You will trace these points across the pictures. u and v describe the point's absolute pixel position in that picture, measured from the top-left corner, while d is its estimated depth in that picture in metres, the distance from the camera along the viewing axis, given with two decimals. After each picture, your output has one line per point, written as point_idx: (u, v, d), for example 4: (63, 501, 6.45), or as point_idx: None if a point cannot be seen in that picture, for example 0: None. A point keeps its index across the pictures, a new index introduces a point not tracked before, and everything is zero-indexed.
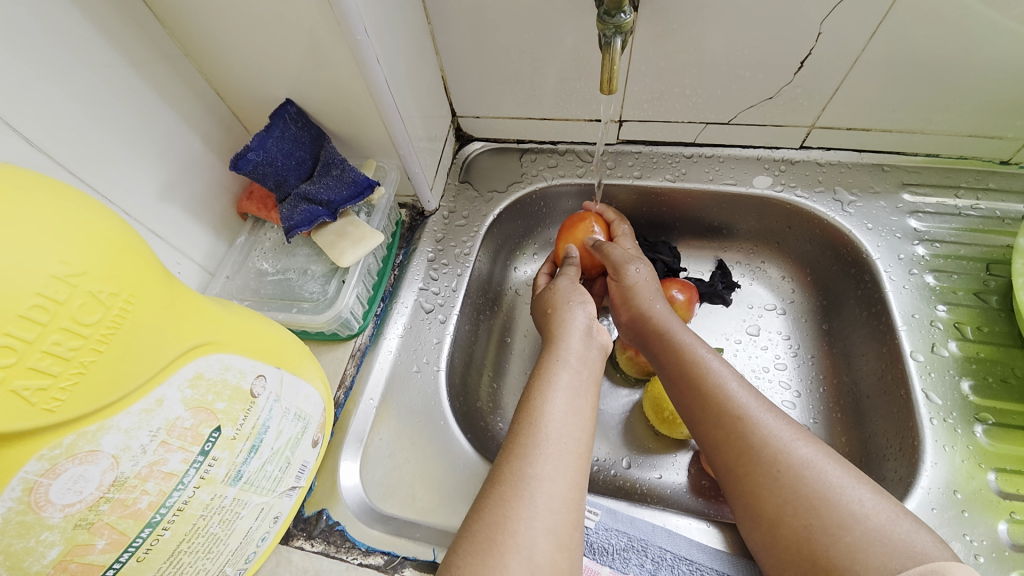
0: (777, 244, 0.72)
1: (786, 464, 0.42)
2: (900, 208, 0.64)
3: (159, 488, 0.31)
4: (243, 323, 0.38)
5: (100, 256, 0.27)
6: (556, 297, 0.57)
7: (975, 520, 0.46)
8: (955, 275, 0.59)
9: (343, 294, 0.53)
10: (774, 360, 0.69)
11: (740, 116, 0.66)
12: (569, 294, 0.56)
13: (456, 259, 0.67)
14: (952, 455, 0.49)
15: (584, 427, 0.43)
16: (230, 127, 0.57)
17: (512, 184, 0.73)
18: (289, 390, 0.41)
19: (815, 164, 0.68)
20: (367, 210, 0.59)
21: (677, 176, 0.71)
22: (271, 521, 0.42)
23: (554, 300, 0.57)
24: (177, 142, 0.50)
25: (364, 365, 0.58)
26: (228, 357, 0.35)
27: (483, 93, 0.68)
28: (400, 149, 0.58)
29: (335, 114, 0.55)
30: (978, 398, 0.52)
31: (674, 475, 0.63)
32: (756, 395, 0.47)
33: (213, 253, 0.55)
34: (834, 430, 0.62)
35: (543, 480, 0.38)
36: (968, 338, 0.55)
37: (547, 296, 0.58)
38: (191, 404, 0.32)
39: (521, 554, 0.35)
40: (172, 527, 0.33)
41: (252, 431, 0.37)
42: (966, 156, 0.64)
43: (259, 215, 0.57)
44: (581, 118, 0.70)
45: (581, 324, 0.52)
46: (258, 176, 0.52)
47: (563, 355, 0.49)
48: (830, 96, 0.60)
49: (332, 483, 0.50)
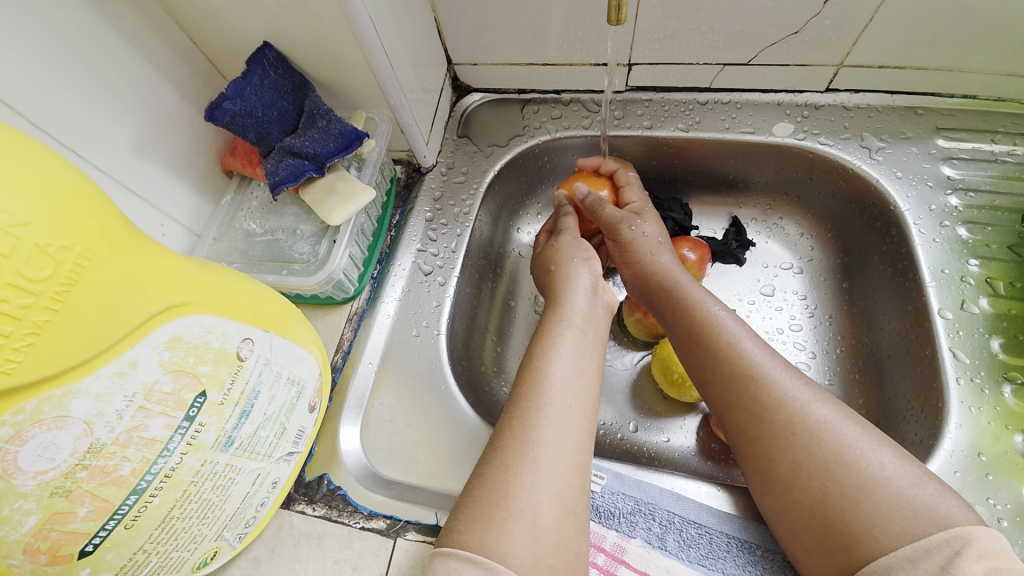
0: (796, 198, 0.68)
1: (802, 427, 0.40)
2: (933, 155, 0.59)
3: (142, 454, 0.30)
4: (222, 283, 0.35)
5: (48, 204, 0.24)
6: (559, 253, 0.54)
7: (998, 482, 0.44)
8: (989, 227, 0.55)
9: (335, 254, 0.51)
10: (789, 321, 0.66)
11: (761, 56, 0.60)
12: (574, 250, 0.53)
13: (455, 218, 0.64)
14: (977, 417, 0.47)
15: (589, 389, 0.41)
16: (206, 78, 0.53)
17: (514, 138, 0.69)
18: (280, 354, 0.39)
19: (842, 108, 0.62)
20: (358, 164, 0.55)
21: (691, 126, 0.66)
22: (269, 486, 0.41)
23: (556, 258, 0.53)
24: (149, 93, 0.46)
25: (361, 330, 0.56)
26: (210, 320, 0.33)
27: (480, 37, 0.63)
28: (390, 99, 0.54)
29: (318, 60, 0.50)
30: (1007, 356, 0.49)
31: (682, 439, 0.62)
32: (771, 355, 0.45)
33: (198, 214, 0.53)
34: (850, 392, 0.60)
35: (546, 444, 0.37)
36: (1000, 294, 0.52)
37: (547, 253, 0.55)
38: (170, 367, 0.30)
39: (525, 520, 0.34)
40: (161, 493, 0.32)
41: (241, 396, 0.35)
42: (1005, 98, 0.58)
43: (245, 172, 0.54)
44: (587, 63, 0.64)
45: (586, 282, 0.49)
46: (238, 129, 0.49)
47: (568, 315, 0.46)
48: (863, 30, 0.54)
49: (332, 449, 0.50)
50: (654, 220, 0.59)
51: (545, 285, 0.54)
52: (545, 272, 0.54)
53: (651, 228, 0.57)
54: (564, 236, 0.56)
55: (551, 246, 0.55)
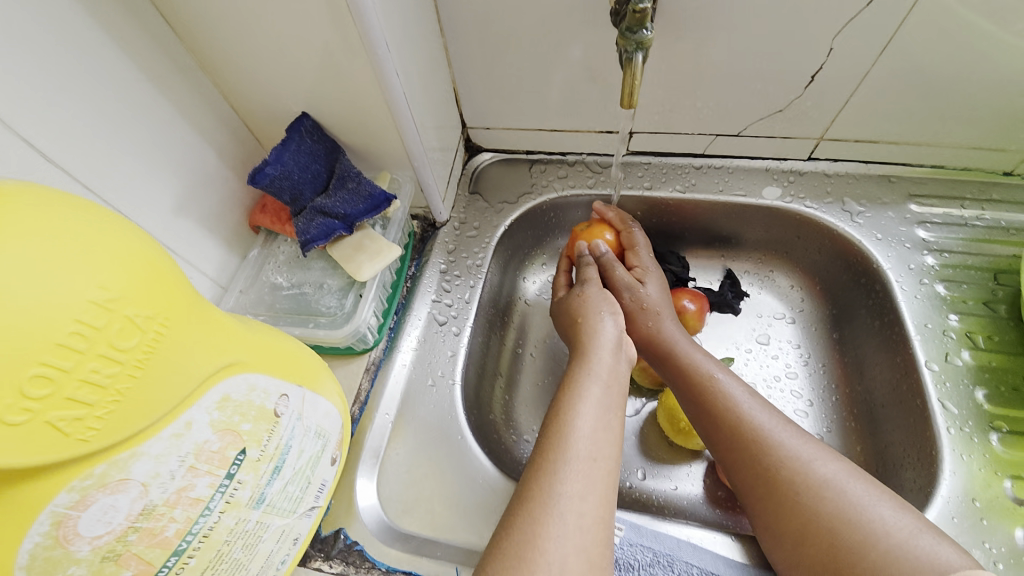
0: (785, 254, 0.73)
1: (804, 485, 0.42)
2: (908, 219, 0.65)
3: (186, 514, 0.31)
4: (266, 342, 0.37)
5: (137, 279, 0.26)
6: (586, 303, 0.57)
7: (993, 526, 0.46)
8: (965, 285, 0.60)
9: (361, 308, 0.53)
10: (785, 369, 0.69)
11: (750, 128, 0.66)
12: (601, 302, 0.56)
13: (468, 270, 0.67)
14: (969, 463, 0.49)
15: (613, 444, 0.43)
16: (243, 140, 0.56)
17: (523, 196, 0.73)
18: (311, 408, 0.41)
19: (823, 175, 0.69)
20: (383, 223, 0.58)
21: (687, 188, 0.71)
22: (290, 542, 0.41)
23: (582, 309, 0.56)
24: (191, 156, 0.50)
25: (378, 379, 0.58)
26: (255, 377, 0.34)
27: (495, 105, 0.68)
28: (415, 162, 0.58)
29: (350, 127, 0.54)
30: (992, 406, 0.52)
31: (690, 486, 0.63)
32: (771, 415, 0.48)
33: (225, 267, 0.55)
34: (848, 439, 0.63)
35: (571, 499, 0.38)
36: (980, 347, 0.56)
37: (573, 304, 0.58)
38: (219, 427, 0.32)
39: (552, 573, 0.34)
40: (198, 554, 0.32)
41: (275, 452, 0.36)
42: (970, 168, 0.65)
43: (273, 228, 0.57)
44: (592, 129, 0.70)
45: (611, 337, 0.52)
46: (274, 190, 0.52)
47: (595, 370, 0.48)
48: (839, 109, 0.61)
49: (349, 503, 0.50)
50: (654, 281, 0.63)
51: (570, 336, 0.57)
52: (569, 323, 0.57)
53: (651, 292, 0.61)
54: (589, 286, 0.60)
55: (577, 296, 0.58)
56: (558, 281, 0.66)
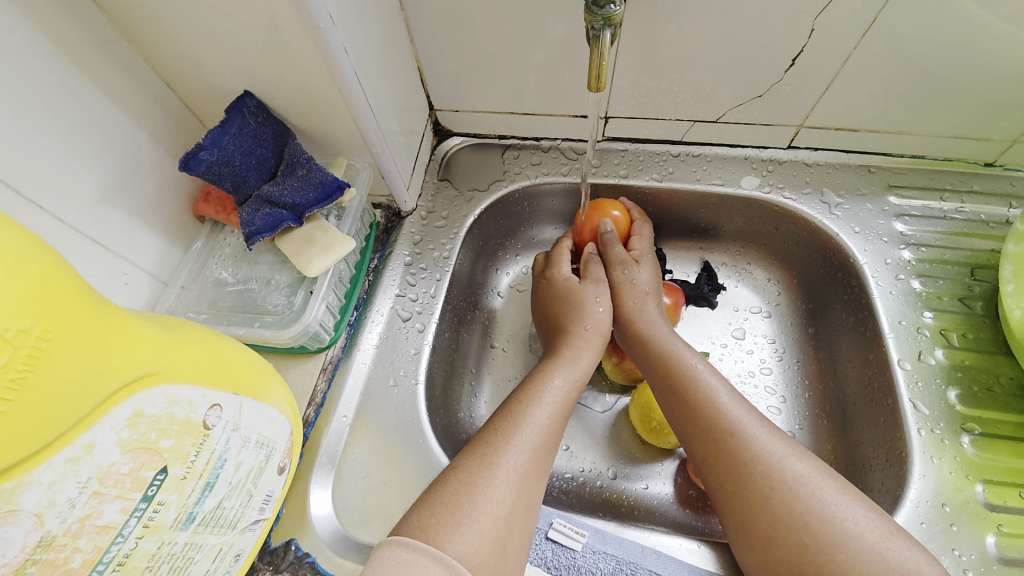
0: (763, 246, 0.71)
1: (779, 482, 0.40)
2: (887, 212, 0.63)
3: (95, 543, 0.29)
4: (194, 346, 0.35)
5: (8, 291, 0.24)
6: (597, 316, 0.56)
7: (962, 533, 0.46)
8: (941, 280, 0.59)
9: (311, 305, 0.49)
10: (760, 364, 0.68)
11: (729, 114, 0.63)
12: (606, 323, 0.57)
13: (435, 263, 0.63)
14: (939, 467, 0.49)
15: (555, 432, 0.46)
16: (182, 121, 0.51)
17: (494, 183, 0.70)
18: (250, 417, 0.38)
19: (803, 164, 0.67)
20: (337, 213, 0.55)
21: (664, 176, 0.68)
22: (231, 559, 0.39)
23: (586, 315, 0.56)
24: (119, 139, 0.45)
25: (336, 380, 0.54)
26: (176, 390, 0.32)
27: (462, 85, 0.64)
28: (372, 147, 0.54)
29: (300, 108, 0.50)
30: (965, 406, 0.51)
31: (660, 486, 0.61)
32: (748, 410, 0.46)
33: (165, 260, 0.50)
34: (820, 437, 0.62)
35: (516, 478, 0.41)
36: (953, 345, 0.55)
37: (581, 308, 0.57)
38: (130, 446, 0.30)
39: (464, 541, 0.36)
40: None
41: (206, 467, 0.34)
42: (952, 158, 0.63)
43: (218, 218, 0.52)
44: (566, 114, 0.66)
45: (595, 345, 0.55)
46: (214, 178, 0.48)
47: (569, 366, 0.51)
48: (820, 95, 0.59)
49: (301, 512, 0.47)
50: (649, 266, 0.61)
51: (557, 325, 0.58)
52: (564, 317, 0.57)
53: (645, 275, 0.59)
54: (602, 292, 0.58)
55: (592, 305, 0.57)
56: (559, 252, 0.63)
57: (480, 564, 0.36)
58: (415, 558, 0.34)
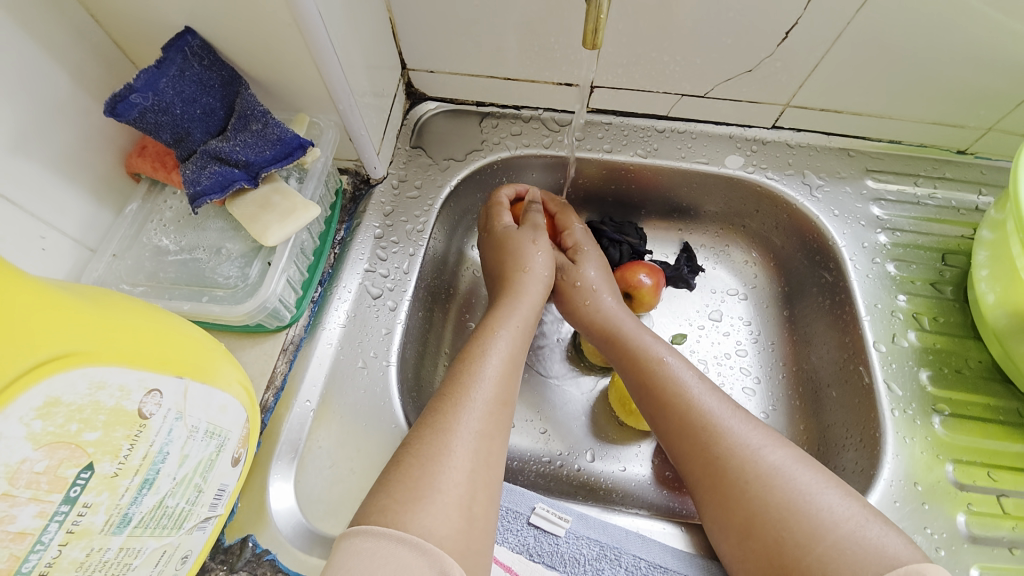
0: (743, 228, 0.71)
1: (753, 475, 0.39)
2: (865, 196, 0.63)
3: (9, 552, 0.24)
4: (126, 322, 0.30)
5: None
6: (534, 259, 0.55)
7: (934, 511, 0.48)
8: (914, 265, 0.60)
9: (269, 279, 0.44)
10: (735, 346, 0.68)
11: (717, 89, 0.61)
12: (545, 266, 0.55)
13: (407, 236, 0.58)
14: (913, 446, 0.51)
15: (510, 389, 0.43)
16: (111, 61, 0.44)
17: (471, 153, 0.65)
18: (197, 403, 0.33)
19: (786, 145, 0.66)
20: (299, 175, 0.49)
21: (649, 152, 0.66)
22: (178, 562, 0.35)
23: (526, 259, 0.54)
24: (31, 77, 0.37)
25: (298, 361, 0.49)
26: (103, 373, 0.27)
27: (439, 43, 0.59)
28: (339, 103, 0.48)
29: (253, 53, 0.44)
30: (936, 388, 0.53)
31: (638, 468, 0.61)
32: (720, 400, 0.45)
33: (93, 224, 0.44)
34: (793, 417, 0.63)
35: (474, 438, 0.38)
36: (926, 328, 0.56)
37: (517, 254, 0.55)
38: (44, 441, 0.25)
39: (424, 527, 0.33)
40: None
41: (144, 462, 0.29)
42: (927, 144, 0.64)
43: (156, 176, 0.46)
44: (550, 81, 0.62)
45: (536, 297, 0.52)
46: (149, 127, 0.41)
47: (512, 318, 0.49)
48: (809, 72, 0.57)
49: (259, 506, 0.43)
50: (594, 261, 0.58)
51: (499, 278, 0.55)
52: (502, 266, 0.55)
53: (592, 273, 0.57)
54: (539, 237, 0.56)
55: (530, 249, 0.55)
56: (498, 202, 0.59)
57: (451, 538, 0.33)
58: (379, 543, 0.32)
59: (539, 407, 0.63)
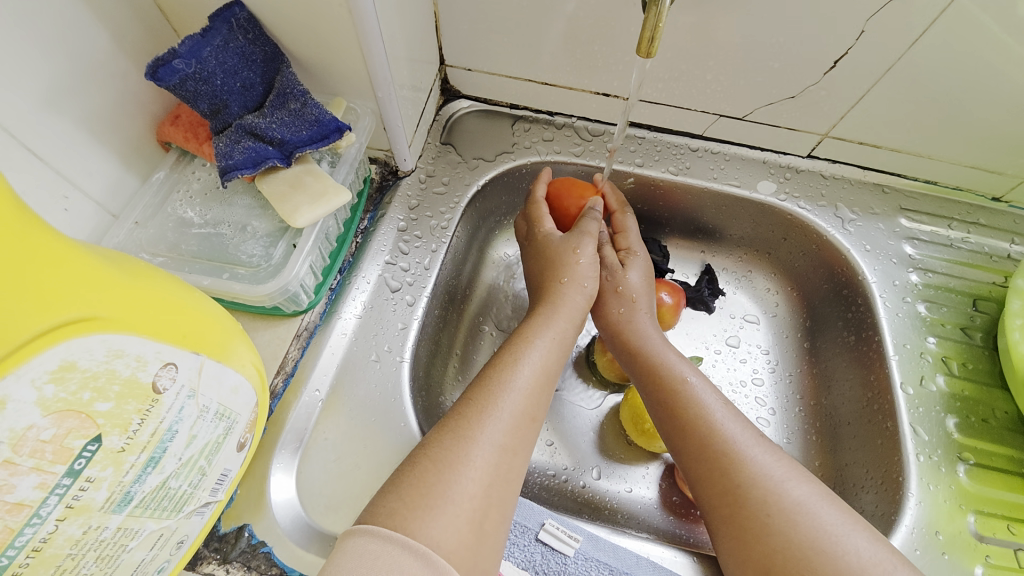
0: (768, 255, 0.69)
1: (775, 510, 0.38)
2: (897, 233, 0.62)
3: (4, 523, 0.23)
4: (146, 292, 0.29)
5: None
6: (577, 269, 0.52)
7: (953, 563, 0.46)
8: (944, 308, 0.58)
9: (293, 262, 0.43)
10: (752, 374, 0.66)
11: (756, 113, 0.60)
12: (588, 275, 0.53)
13: (431, 232, 0.57)
14: (935, 494, 0.49)
15: (540, 404, 0.42)
16: (153, 26, 0.43)
17: (501, 155, 0.64)
18: (211, 383, 0.31)
19: (820, 176, 0.65)
20: (331, 159, 0.48)
21: (681, 170, 0.65)
22: (172, 547, 0.33)
23: (567, 269, 0.52)
24: (72, 33, 0.36)
25: (310, 349, 0.48)
26: (121, 342, 0.26)
27: (480, 40, 0.58)
28: (378, 91, 0.47)
29: (298, 31, 0.43)
30: (962, 436, 0.52)
31: (645, 490, 0.59)
32: (743, 428, 0.43)
33: (118, 189, 0.43)
34: (808, 453, 0.61)
35: (494, 450, 0.37)
36: (954, 374, 0.55)
37: (558, 261, 0.53)
38: (53, 408, 0.24)
39: (426, 538, 0.31)
40: (27, 571, 0.25)
41: (151, 439, 0.28)
42: (963, 188, 0.63)
43: (187, 147, 0.45)
44: (588, 89, 0.62)
45: (578, 309, 0.51)
46: (188, 95, 0.40)
47: (548, 328, 0.47)
48: (852, 105, 0.56)
49: (259, 495, 0.41)
50: (640, 266, 0.57)
51: (539, 285, 0.54)
52: (543, 275, 0.54)
53: (633, 279, 0.55)
54: (585, 244, 0.54)
55: (572, 257, 0.53)
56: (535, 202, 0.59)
57: (458, 552, 0.32)
58: (384, 547, 0.30)
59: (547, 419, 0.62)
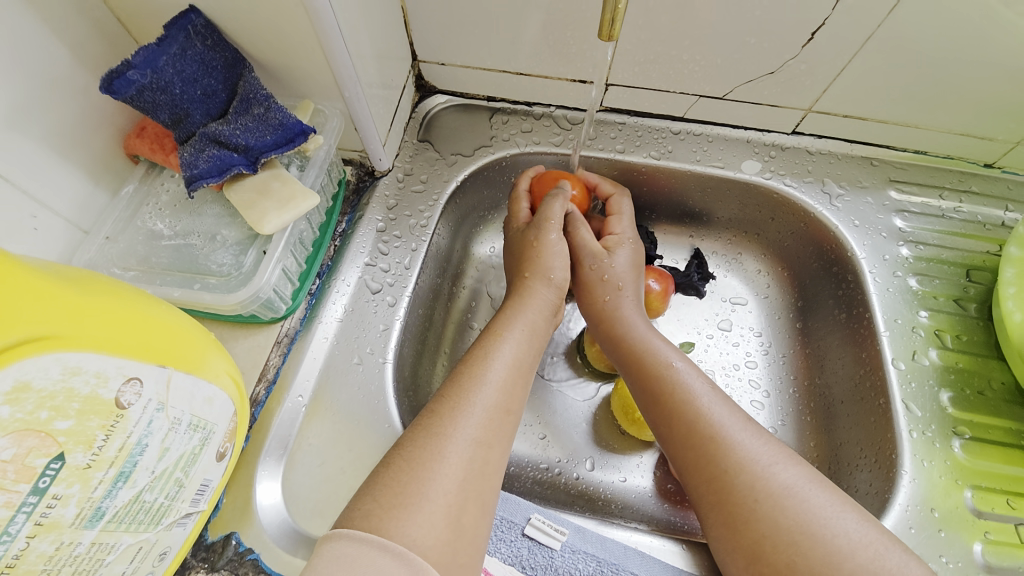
0: (757, 235, 0.68)
1: (764, 494, 0.37)
2: (887, 207, 0.61)
3: None
4: (102, 306, 0.28)
5: None
6: (542, 262, 0.51)
7: (950, 539, 0.45)
8: (937, 280, 0.57)
9: (263, 269, 0.43)
10: (745, 357, 0.66)
11: (736, 92, 0.59)
12: (556, 267, 0.51)
13: (411, 230, 0.57)
14: (930, 470, 0.48)
15: (515, 397, 0.41)
16: (112, 38, 0.42)
17: (479, 149, 0.63)
18: (181, 395, 0.31)
19: (806, 152, 0.63)
20: (300, 163, 0.48)
21: (662, 155, 0.64)
22: (154, 558, 0.33)
23: (534, 263, 0.51)
24: (29, 51, 0.36)
25: (292, 355, 0.48)
26: (77, 358, 0.26)
27: (451, 34, 0.57)
28: (345, 91, 0.47)
29: (258, 35, 0.42)
30: (957, 410, 0.51)
31: (639, 479, 0.59)
32: (730, 411, 0.42)
33: (87, 204, 0.43)
34: (802, 434, 0.61)
35: (470, 445, 0.36)
36: (948, 347, 0.54)
37: (527, 254, 0.52)
38: (11, 428, 0.24)
39: (403, 538, 0.31)
40: None
41: (120, 454, 0.28)
42: (953, 156, 0.62)
43: (154, 159, 0.44)
44: (564, 77, 0.61)
45: (547, 303, 0.50)
46: (147, 106, 0.40)
47: (519, 320, 0.47)
48: (833, 78, 0.55)
49: (245, 502, 0.42)
50: (629, 250, 0.55)
51: (512, 281, 0.53)
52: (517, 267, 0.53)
53: (621, 264, 0.54)
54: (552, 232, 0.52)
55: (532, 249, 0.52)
56: (516, 197, 0.58)
57: (437, 549, 0.32)
58: (361, 549, 0.29)
59: (538, 412, 0.61)
